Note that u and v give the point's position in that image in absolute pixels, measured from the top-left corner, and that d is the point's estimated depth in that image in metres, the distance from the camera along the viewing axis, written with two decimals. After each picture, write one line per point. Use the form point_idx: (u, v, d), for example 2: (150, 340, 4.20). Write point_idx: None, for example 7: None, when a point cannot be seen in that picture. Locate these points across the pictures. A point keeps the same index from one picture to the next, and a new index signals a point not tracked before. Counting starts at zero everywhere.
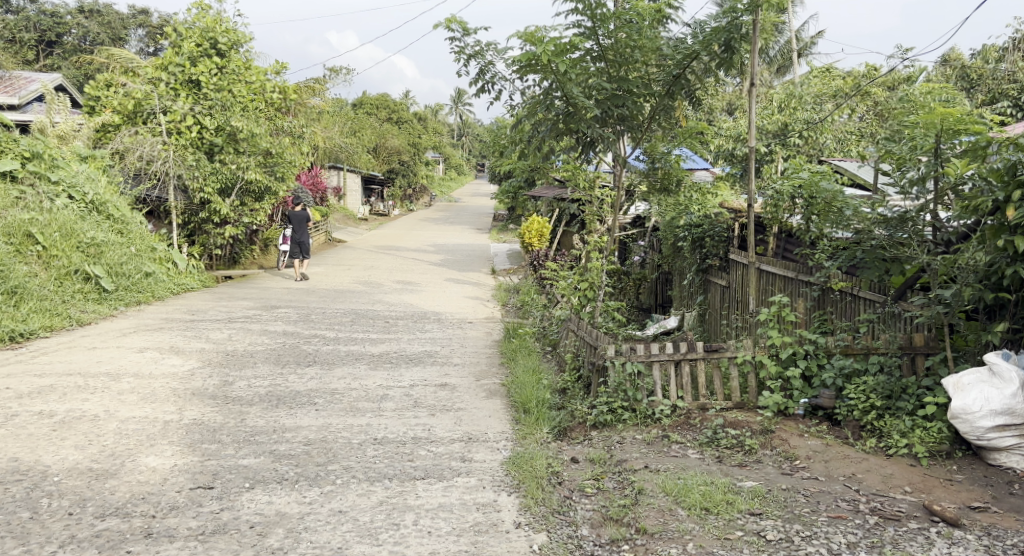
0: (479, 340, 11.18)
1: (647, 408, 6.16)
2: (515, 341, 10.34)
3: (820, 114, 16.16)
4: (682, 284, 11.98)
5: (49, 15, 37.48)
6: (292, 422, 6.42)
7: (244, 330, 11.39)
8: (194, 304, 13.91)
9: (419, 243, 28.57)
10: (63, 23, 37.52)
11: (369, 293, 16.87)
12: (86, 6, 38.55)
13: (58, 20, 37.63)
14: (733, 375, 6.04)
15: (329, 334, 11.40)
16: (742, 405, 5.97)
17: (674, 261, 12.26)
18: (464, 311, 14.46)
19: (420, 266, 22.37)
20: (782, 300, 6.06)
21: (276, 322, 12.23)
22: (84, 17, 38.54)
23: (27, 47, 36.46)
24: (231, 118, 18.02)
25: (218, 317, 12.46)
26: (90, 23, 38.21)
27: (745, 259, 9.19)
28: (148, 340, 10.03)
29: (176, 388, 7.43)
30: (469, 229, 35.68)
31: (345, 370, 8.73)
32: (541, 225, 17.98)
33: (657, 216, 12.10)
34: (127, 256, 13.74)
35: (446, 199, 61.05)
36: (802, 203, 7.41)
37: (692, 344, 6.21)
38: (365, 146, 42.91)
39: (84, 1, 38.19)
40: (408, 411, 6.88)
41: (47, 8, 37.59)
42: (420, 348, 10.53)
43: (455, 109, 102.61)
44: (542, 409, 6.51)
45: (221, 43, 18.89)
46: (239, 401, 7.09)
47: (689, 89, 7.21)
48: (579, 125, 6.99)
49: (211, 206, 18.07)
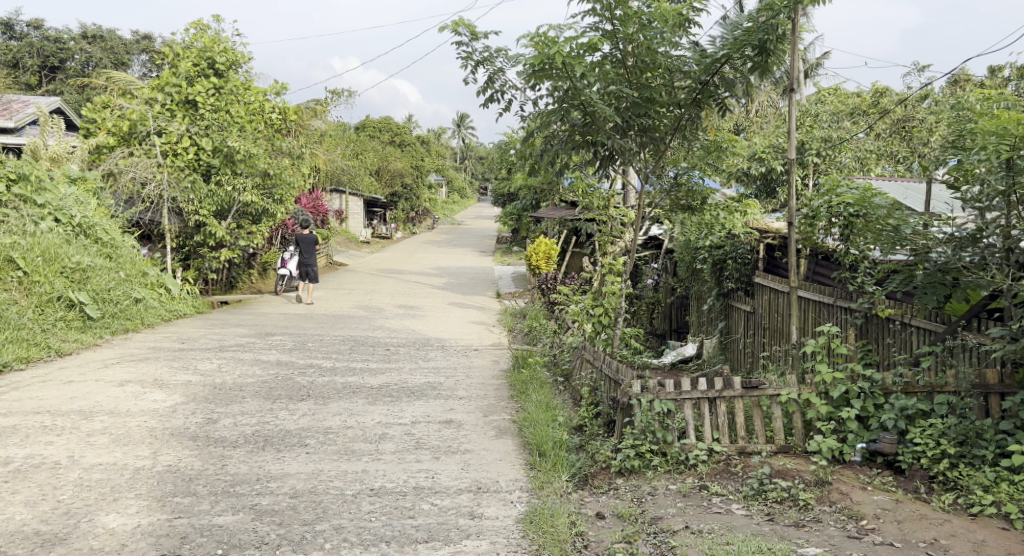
0: (485, 370, 10.47)
1: (679, 453, 5.49)
2: (524, 371, 9.63)
3: (838, 131, 15.53)
4: (701, 309, 11.30)
5: (51, 40, 37.16)
6: (279, 468, 5.72)
7: (235, 360, 10.71)
8: (186, 331, 13.24)
9: (421, 266, 27.90)
10: (65, 48, 37.18)
11: (369, 319, 16.21)
12: (90, 32, 38.33)
13: (62, 45, 37.30)
14: (776, 416, 5.38)
15: (325, 364, 10.71)
16: (788, 450, 5.30)
17: (693, 284, 11.57)
18: (469, 338, 13.78)
19: (423, 289, 21.73)
20: (831, 331, 5.39)
21: (270, 351, 11.56)
22: (87, 42, 38.28)
23: (29, 73, 36.17)
24: (228, 139, 17.39)
25: (208, 346, 11.79)
26: (92, 48, 37.90)
27: (775, 284, 8.56)
28: (131, 371, 9.36)
29: (154, 428, 6.74)
30: (472, 253, 35.07)
31: (342, 405, 8.04)
32: (548, 246, 17.33)
33: (674, 237, 11.44)
34: (115, 281, 13.10)
35: (450, 222, 60.47)
36: (843, 223, 6.75)
37: (729, 380, 5.54)
38: (367, 168, 42.46)
39: (87, 26, 37.90)
40: (408, 454, 6.17)
41: (50, 33, 37.30)
42: (422, 378, 9.83)
43: (458, 132, 102.50)
44: (559, 453, 5.82)
45: (218, 62, 18.37)
46: (221, 442, 6.41)
47: (718, 98, 6.53)
48: (597, 136, 6.32)
49: (206, 230, 17.41)
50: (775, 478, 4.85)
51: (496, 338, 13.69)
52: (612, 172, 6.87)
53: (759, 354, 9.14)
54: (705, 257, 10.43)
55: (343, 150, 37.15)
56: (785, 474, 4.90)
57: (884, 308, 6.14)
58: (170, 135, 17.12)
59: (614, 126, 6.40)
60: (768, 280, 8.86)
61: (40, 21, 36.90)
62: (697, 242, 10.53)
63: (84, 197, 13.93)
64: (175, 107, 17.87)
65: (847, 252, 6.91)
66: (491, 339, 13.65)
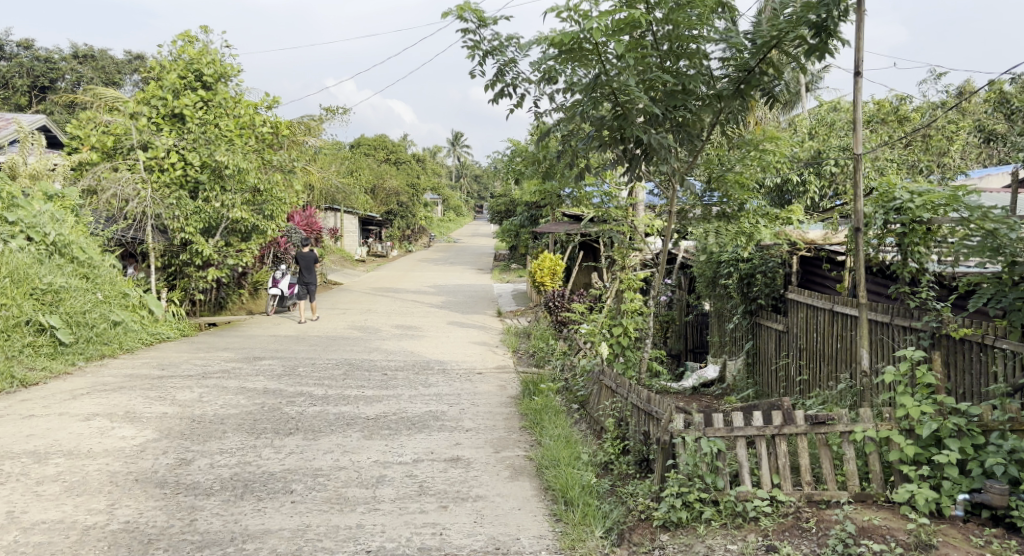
0: (492, 397, 9.58)
1: (734, 501, 4.67)
2: (536, 398, 8.76)
3: (857, 138, 14.75)
4: (724, 326, 10.46)
5: (42, 60, 36.43)
6: (259, 523, 4.85)
7: (219, 388, 9.82)
8: (168, 356, 12.36)
9: (418, 284, 27.01)
10: (56, 68, 36.46)
11: (365, 340, 15.33)
12: (81, 51, 37.68)
13: (52, 65, 36.59)
14: (849, 457, 4.57)
15: (317, 392, 9.82)
16: (869, 499, 4.49)
17: (714, 301, 10.71)
18: (471, 360, 12.92)
19: (421, 308, 20.87)
20: (915, 355, 4.50)
21: (257, 378, 10.68)
22: (78, 62, 37.63)
23: (18, 94, 35.50)
24: (215, 152, 16.54)
25: (190, 372, 10.89)
26: (83, 68, 37.10)
27: (819, 302, 7.68)
28: (102, 403, 8.46)
29: (117, 471, 5.87)
30: (470, 270, 34.23)
31: (334, 440, 7.18)
32: (553, 262, 16.50)
33: (693, 249, 10.57)
34: (91, 303, 12.23)
35: (446, 240, 59.64)
36: (903, 230, 5.97)
37: (792, 415, 4.75)
38: (362, 185, 41.69)
39: (78, 45, 37.17)
40: (410, 502, 5.31)
41: (40, 53, 36.62)
42: (424, 407, 8.94)
43: (453, 151, 101.86)
44: (590, 503, 4.98)
45: (206, 75, 17.56)
46: (194, 488, 5.54)
47: (765, 88, 5.72)
48: (628, 132, 5.50)
49: (193, 247, 16.52)
50: (861, 539, 4.13)
51: (500, 361, 12.80)
52: (640, 175, 6.06)
53: (795, 378, 8.28)
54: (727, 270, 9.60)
55: (337, 168, 36.36)
56: (873, 533, 4.17)
57: (957, 326, 5.32)
58: (156, 149, 16.28)
59: (647, 119, 5.58)
60: (806, 296, 8.02)
61: (31, 40, 36.18)
62: (720, 256, 9.69)
63: (59, 214, 13.00)
64: (161, 121, 17.04)
65: (905, 264, 6.06)
66: (495, 361, 12.76)
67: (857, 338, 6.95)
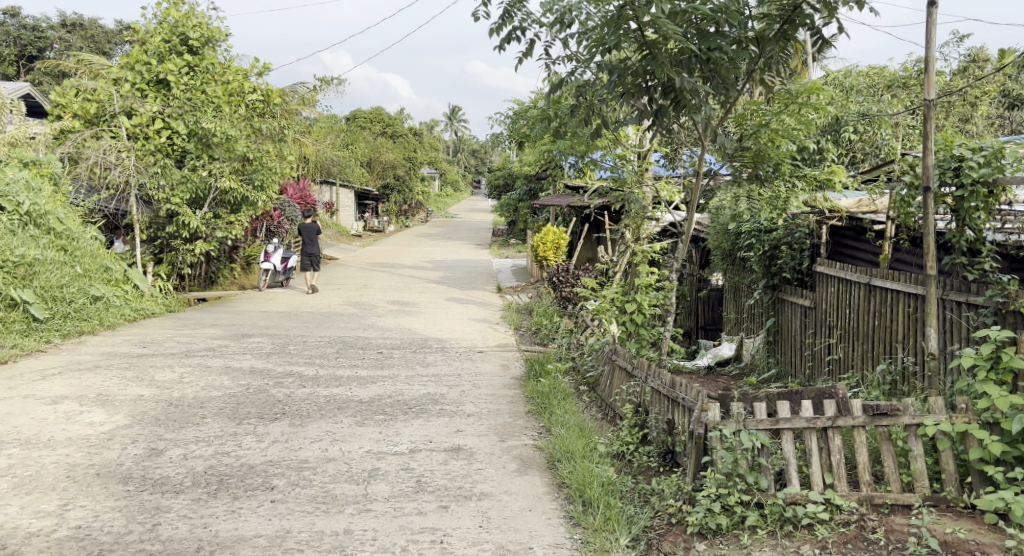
0: (496, 378, 8.94)
1: (782, 505, 4.06)
2: (543, 379, 8.12)
3: (876, 104, 14.02)
4: (742, 301, 9.82)
5: (29, 29, 35.43)
6: (232, 528, 4.22)
7: (202, 368, 9.16)
8: (150, 333, 11.68)
9: (415, 260, 26.32)
10: (44, 37, 35.41)
11: (359, 317, 14.67)
12: (69, 20, 36.62)
13: (39, 34, 35.57)
14: (917, 454, 3.98)
15: (308, 372, 9.17)
16: (945, 503, 3.93)
17: (731, 275, 10.05)
18: (472, 338, 12.28)
19: (418, 284, 20.20)
20: (1000, 335, 3.92)
21: (243, 357, 10.01)
22: (66, 32, 36.57)
23: (5, 65, 34.48)
24: (202, 120, 15.82)
25: (173, 350, 10.22)
26: (72, 37, 35.93)
27: (855, 276, 7.02)
28: (73, 384, 7.79)
29: (76, 463, 5.21)
30: (469, 245, 33.45)
31: (323, 426, 6.53)
32: (557, 235, 15.80)
33: (710, 219, 9.87)
34: (68, 277, 11.66)
35: (444, 215, 58.80)
36: (961, 192, 5.32)
37: (848, 405, 4.12)
38: (357, 159, 40.79)
39: (66, 14, 36.12)
40: (406, 502, 4.67)
41: (28, 22, 35.59)
42: (422, 390, 8.28)
43: (450, 125, 100.56)
44: (614, 506, 4.36)
45: (192, 38, 16.72)
46: (161, 484, 4.87)
47: (812, 31, 5.04)
48: (659, 75, 4.84)
49: (179, 219, 15.84)
50: None
51: (502, 339, 12.15)
52: (668, 130, 5.41)
53: (823, 357, 7.66)
54: (747, 240, 8.94)
55: (333, 140, 35.49)
56: (959, 549, 3.64)
57: None
58: (141, 116, 15.57)
59: (679, 61, 4.94)
60: (837, 270, 7.39)
61: (17, 8, 35.12)
62: (741, 226, 8.99)
63: (35, 183, 12.28)
64: (145, 87, 16.29)
65: (961, 233, 5.42)
66: (497, 339, 12.11)
67: (898, 315, 6.31)
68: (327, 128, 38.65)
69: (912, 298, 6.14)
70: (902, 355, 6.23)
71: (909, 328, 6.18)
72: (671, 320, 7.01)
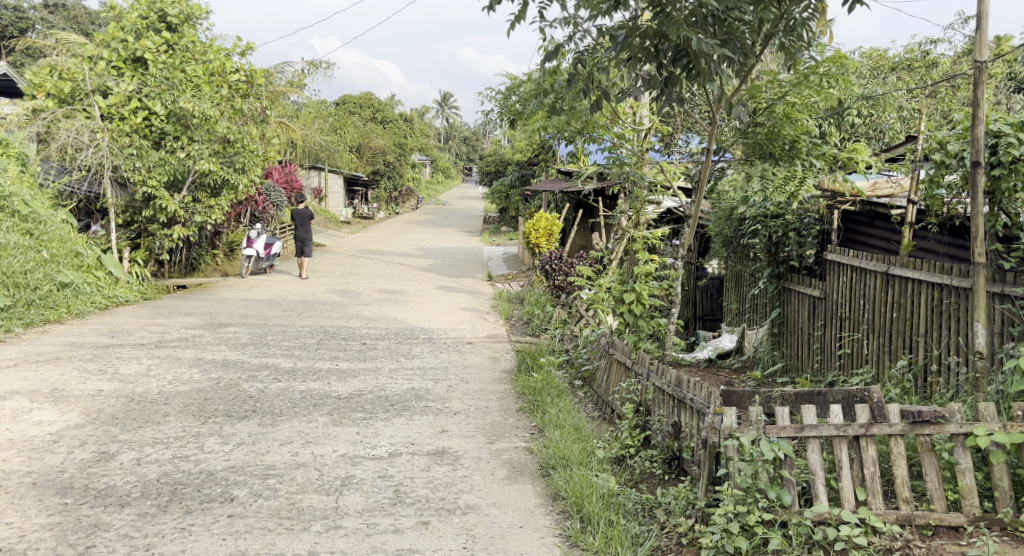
0: (485, 371, 8.42)
1: (807, 524, 3.58)
2: (535, 374, 7.61)
3: (881, 86, 13.49)
4: (744, 291, 9.33)
5: (10, 10, 34.57)
6: (178, 550, 3.68)
7: (171, 360, 8.59)
8: (122, 322, 11.09)
9: (404, 247, 25.74)
10: (25, 18, 34.51)
11: (344, 305, 14.12)
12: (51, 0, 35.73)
13: (22, 14, 34.68)
14: (966, 470, 3.54)
15: (285, 365, 8.62)
16: (1000, 525, 3.51)
17: (732, 263, 9.56)
18: (460, 328, 11.76)
19: (406, 271, 19.65)
20: None
21: (217, 348, 9.45)
22: (49, 12, 35.68)
23: None
24: (180, 99, 15.18)
25: (143, 341, 9.65)
26: (54, 17, 35.01)
27: (872, 265, 6.49)
28: (28, 378, 7.22)
29: (14, 470, 4.66)
30: (459, 233, 32.87)
31: (296, 426, 5.99)
32: (549, 221, 15.27)
33: (712, 203, 9.33)
34: (33, 261, 11.24)
35: (435, 202, 58.19)
36: (999, 172, 4.80)
37: (883, 411, 3.61)
38: (346, 144, 40.07)
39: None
40: (381, 517, 4.15)
41: (9, 2, 34.74)
42: (406, 385, 7.75)
43: (441, 112, 99.67)
44: (617, 523, 3.85)
45: (170, 15, 16.03)
46: (105, 496, 4.31)
47: None
48: (671, 35, 4.31)
49: (157, 203, 15.25)
50: None
51: (493, 329, 11.62)
52: (679, 100, 4.84)
53: (833, 351, 7.15)
54: (750, 226, 8.43)
55: (321, 124, 34.79)
56: None
57: None
58: (118, 95, 14.95)
59: (695, 21, 4.36)
60: (851, 257, 6.87)
61: None
62: (744, 211, 8.45)
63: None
64: (122, 66, 15.62)
65: (995, 216, 4.92)
66: (488, 329, 11.59)
67: (919, 307, 5.82)
68: (315, 112, 37.95)
69: (935, 288, 5.62)
70: (923, 349, 5.75)
71: (931, 321, 5.68)
72: (674, 310, 6.49)
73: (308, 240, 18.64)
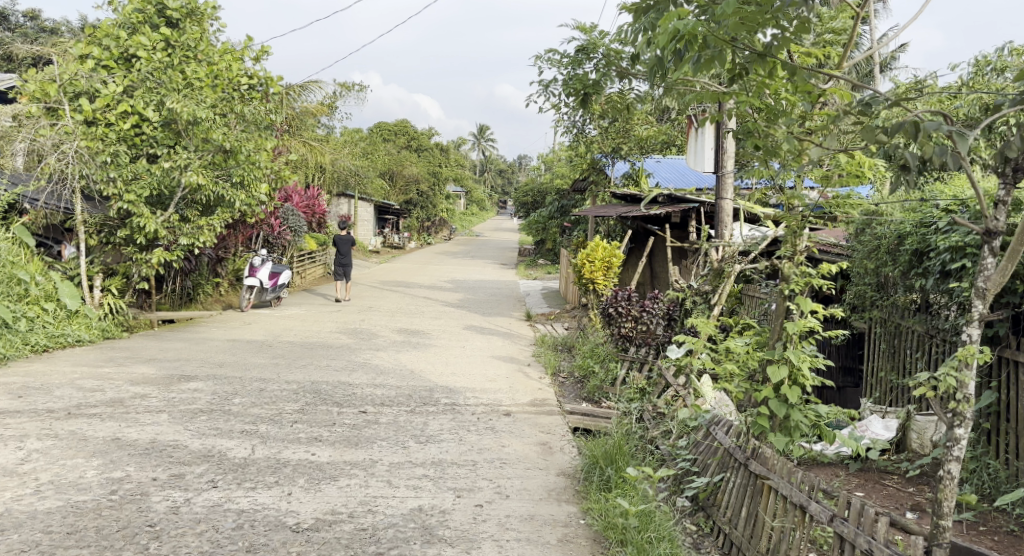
0: (534, 474, 5.55)
1: None
2: (618, 496, 4.79)
3: None
4: (908, 355, 6.54)
5: (47, 33, 33.15)
6: None
7: (73, 440, 5.83)
8: (51, 372, 8.38)
9: (433, 279, 23.04)
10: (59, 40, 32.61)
11: (351, 351, 11.33)
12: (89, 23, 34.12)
13: (56, 36, 32.98)
14: None
15: (236, 455, 5.80)
16: None
17: (892, 315, 6.74)
18: (496, 388, 8.92)
19: (432, 307, 16.91)
20: None
21: (154, 420, 6.68)
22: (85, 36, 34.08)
23: None
24: (167, 98, 12.52)
25: (56, 405, 6.93)
26: None
27: None
28: None
29: None
30: (494, 265, 30.08)
31: None
32: (608, 252, 12.39)
33: (891, 227, 6.42)
34: None
35: (467, 234, 55.51)
36: None
37: None
38: (377, 170, 37.67)
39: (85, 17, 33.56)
40: None
41: (44, 26, 33.19)
42: (410, 502, 4.92)
43: (478, 144, 97.70)
44: None
45: (170, 8, 13.24)
46: None
47: None
48: None
49: (134, 221, 12.49)
50: None
51: (539, 393, 8.71)
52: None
53: None
54: (947, 269, 5.70)
55: (352, 149, 32.45)
56: None
57: None
58: (104, 97, 12.27)
59: None
60: None
61: (35, 9, 32.85)
62: (947, 239, 5.61)
63: None
64: (112, 65, 12.84)
65: None
66: (532, 393, 8.68)
67: None
68: (344, 136, 35.56)
69: None
70: None
71: None
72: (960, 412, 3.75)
73: (347, 266, 17.70)
